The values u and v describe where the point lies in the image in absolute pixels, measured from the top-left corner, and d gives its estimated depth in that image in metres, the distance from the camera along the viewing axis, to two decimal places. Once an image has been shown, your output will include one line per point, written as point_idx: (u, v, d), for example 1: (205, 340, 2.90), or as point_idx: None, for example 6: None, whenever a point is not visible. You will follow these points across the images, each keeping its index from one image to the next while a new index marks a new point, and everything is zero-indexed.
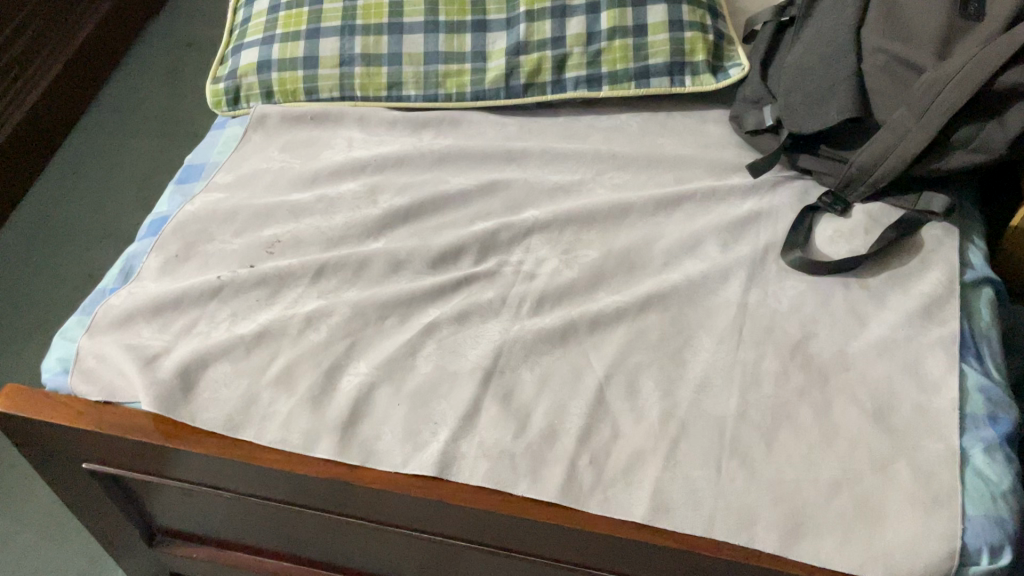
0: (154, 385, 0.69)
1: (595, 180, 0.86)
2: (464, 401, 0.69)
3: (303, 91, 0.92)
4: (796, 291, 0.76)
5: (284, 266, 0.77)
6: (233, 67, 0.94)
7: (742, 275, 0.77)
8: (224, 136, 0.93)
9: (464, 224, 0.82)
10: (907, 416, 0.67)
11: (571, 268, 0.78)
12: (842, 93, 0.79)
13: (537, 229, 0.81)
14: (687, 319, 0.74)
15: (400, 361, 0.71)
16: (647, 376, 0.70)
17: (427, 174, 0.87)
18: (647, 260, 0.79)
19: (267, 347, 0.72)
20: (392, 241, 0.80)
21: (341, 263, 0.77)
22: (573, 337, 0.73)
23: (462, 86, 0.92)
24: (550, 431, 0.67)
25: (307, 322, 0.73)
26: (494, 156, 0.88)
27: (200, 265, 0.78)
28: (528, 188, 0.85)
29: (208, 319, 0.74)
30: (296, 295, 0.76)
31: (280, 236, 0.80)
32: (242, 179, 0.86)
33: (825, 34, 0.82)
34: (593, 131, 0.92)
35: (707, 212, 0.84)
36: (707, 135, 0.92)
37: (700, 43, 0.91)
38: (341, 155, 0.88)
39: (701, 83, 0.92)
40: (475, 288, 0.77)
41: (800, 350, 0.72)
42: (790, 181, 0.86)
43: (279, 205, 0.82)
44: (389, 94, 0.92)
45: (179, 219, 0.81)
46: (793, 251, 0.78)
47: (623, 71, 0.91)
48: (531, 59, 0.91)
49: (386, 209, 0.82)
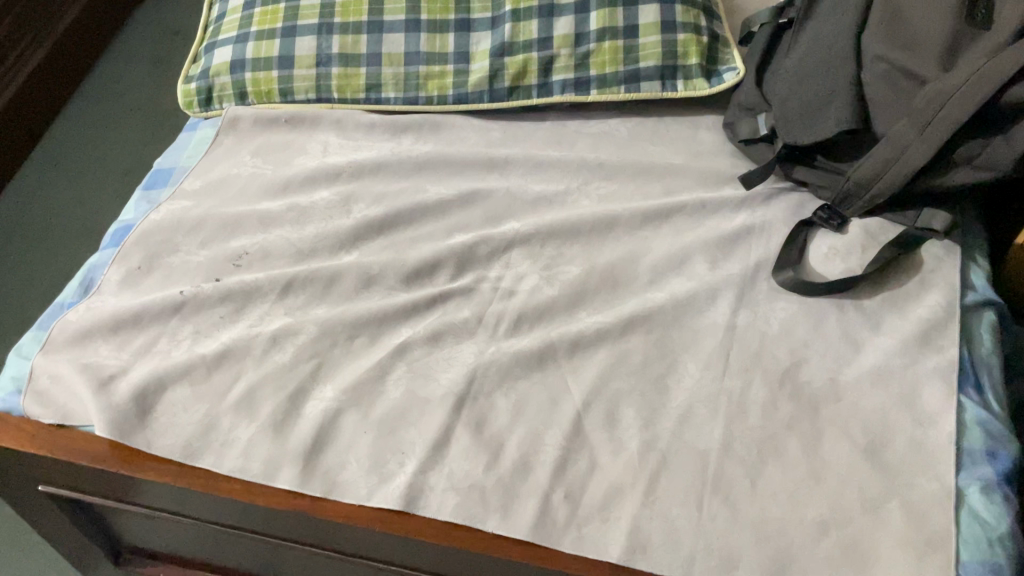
0: (109, 410, 0.66)
1: (581, 190, 0.83)
2: (434, 429, 0.65)
3: (278, 92, 0.88)
4: (788, 313, 0.72)
5: (251, 281, 0.73)
6: (206, 66, 0.90)
7: (731, 295, 0.74)
8: (195, 138, 0.89)
9: (442, 236, 0.78)
10: (900, 451, 0.64)
11: (552, 285, 0.75)
12: (840, 102, 0.75)
13: (518, 243, 0.78)
14: (672, 342, 0.71)
15: (369, 384, 0.68)
16: (628, 404, 0.67)
17: (404, 182, 0.83)
18: (631, 277, 0.75)
19: (230, 369, 0.69)
20: (365, 255, 0.76)
21: (310, 277, 0.74)
22: (552, 360, 0.69)
23: (444, 88, 0.88)
24: (523, 463, 0.64)
25: (272, 342, 0.70)
26: (475, 164, 0.84)
27: (163, 279, 0.75)
28: (509, 199, 0.81)
29: (170, 337, 0.71)
30: (262, 311, 0.72)
31: (248, 248, 0.76)
32: (211, 186, 0.82)
33: (825, 40, 0.78)
34: (580, 137, 0.88)
35: (697, 225, 0.80)
36: (699, 142, 0.87)
37: (693, 45, 0.87)
38: (316, 161, 0.84)
39: (694, 88, 0.88)
40: (451, 306, 0.73)
41: (790, 378, 0.68)
42: (785, 193, 0.82)
43: (248, 214, 0.79)
44: (367, 96, 0.88)
45: (143, 228, 0.78)
46: (785, 270, 0.75)
47: (612, 74, 0.87)
48: (516, 61, 0.86)
49: (360, 220, 0.78)
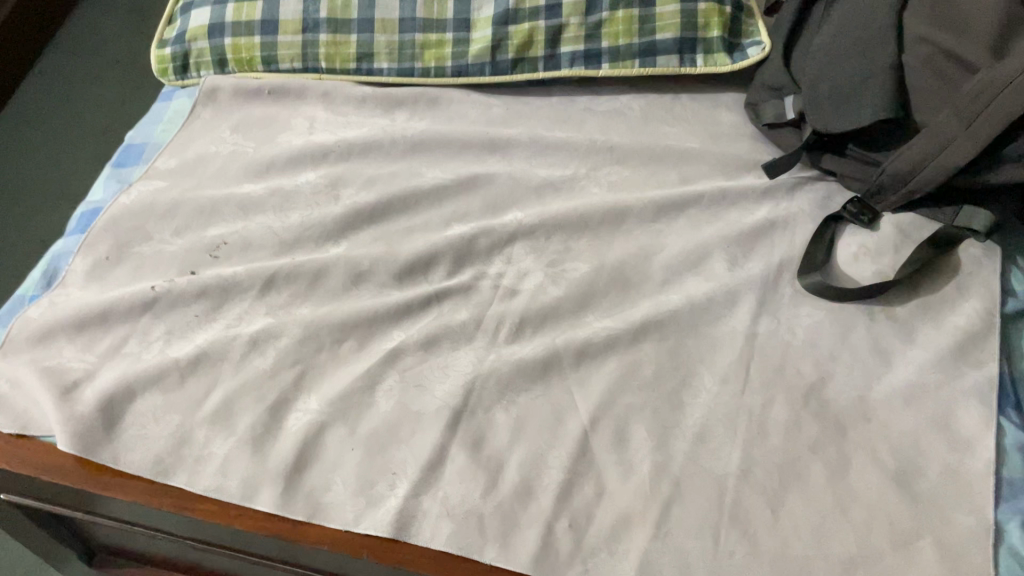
0: (72, 422, 0.60)
1: (590, 176, 0.76)
2: (428, 448, 0.60)
3: (260, 61, 0.81)
4: (812, 320, 0.67)
5: (228, 275, 0.67)
6: (181, 30, 0.82)
7: (752, 299, 0.68)
8: (170, 110, 0.82)
9: (438, 227, 0.72)
10: (934, 481, 0.59)
11: (557, 285, 0.69)
12: (877, 89, 0.68)
13: (520, 236, 0.71)
14: (686, 352, 0.65)
15: (356, 396, 0.62)
16: (639, 422, 0.61)
17: (398, 164, 0.76)
18: (644, 277, 0.69)
19: (206, 375, 0.63)
20: (355, 247, 0.70)
21: (293, 273, 0.68)
22: (557, 371, 0.64)
23: (442, 59, 0.80)
24: (524, 487, 0.58)
25: (252, 345, 0.64)
26: (475, 144, 0.77)
27: (133, 272, 0.68)
28: (512, 184, 0.75)
29: (140, 338, 0.65)
30: (242, 310, 0.66)
31: (226, 237, 0.70)
32: (187, 165, 0.75)
33: (860, 16, 0.71)
34: (588, 115, 0.81)
35: (715, 219, 0.73)
36: (718, 124, 0.80)
37: (716, 16, 0.79)
38: (301, 139, 0.77)
39: (714, 63, 0.81)
40: (447, 307, 0.67)
41: (815, 395, 0.63)
42: (811, 183, 0.76)
43: (226, 199, 0.72)
44: (357, 67, 0.81)
45: (112, 212, 0.71)
46: (812, 273, 0.68)
47: (626, 47, 0.80)
48: (521, 30, 0.79)
49: (349, 207, 0.71)
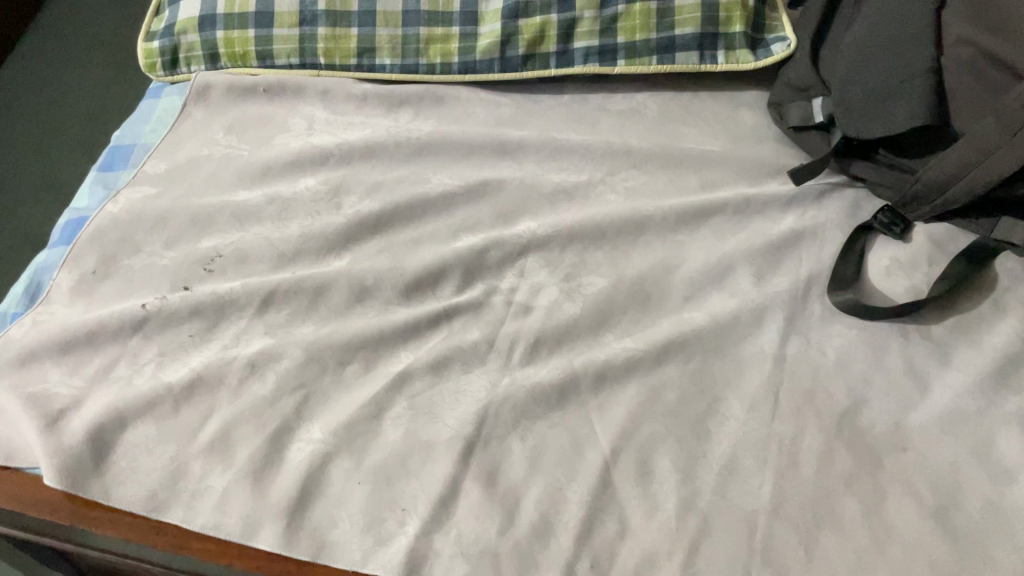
0: (59, 455, 0.56)
1: (606, 181, 0.72)
2: (440, 481, 0.56)
3: (254, 56, 0.76)
4: (843, 341, 0.63)
5: (225, 292, 0.63)
6: (169, 21, 0.77)
7: (780, 317, 0.64)
8: (159, 109, 0.77)
9: (446, 238, 0.68)
10: (975, 516, 0.56)
11: (573, 301, 0.65)
12: (914, 93, 0.64)
13: (533, 248, 0.67)
14: (712, 375, 0.61)
15: (363, 424, 0.58)
16: (663, 453, 0.58)
17: (402, 169, 0.72)
18: (665, 292, 0.66)
19: (202, 401, 0.59)
20: (358, 260, 0.66)
21: (294, 289, 0.64)
22: (575, 396, 0.60)
23: (448, 55, 0.76)
24: (543, 525, 0.55)
25: (250, 369, 0.60)
26: (484, 147, 0.73)
27: (121, 287, 0.64)
28: (524, 192, 0.71)
29: (130, 361, 0.61)
30: (239, 329, 0.62)
31: (221, 249, 0.66)
32: (177, 170, 0.71)
33: (896, 13, 0.67)
34: (603, 115, 0.77)
35: (738, 228, 0.69)
36: (740, 124, 0.76)
37: (738, 9, 0.74)
38: (299, 141, 0.73)
39: (736, 60, 0.76)
40: (458, 326, 0.63)
41: (848, 423, 0.59)
42: (839, 189, 0.72)
43: (221, 208, 0.68)
44: (358, 63, 0.76)
45: (98, 222, 0.67)
46: (843, 291, 0.65)
47: (643, 42, 0.75)
48: (532, 24, 0.74)
49: (351, 217, 0.67)
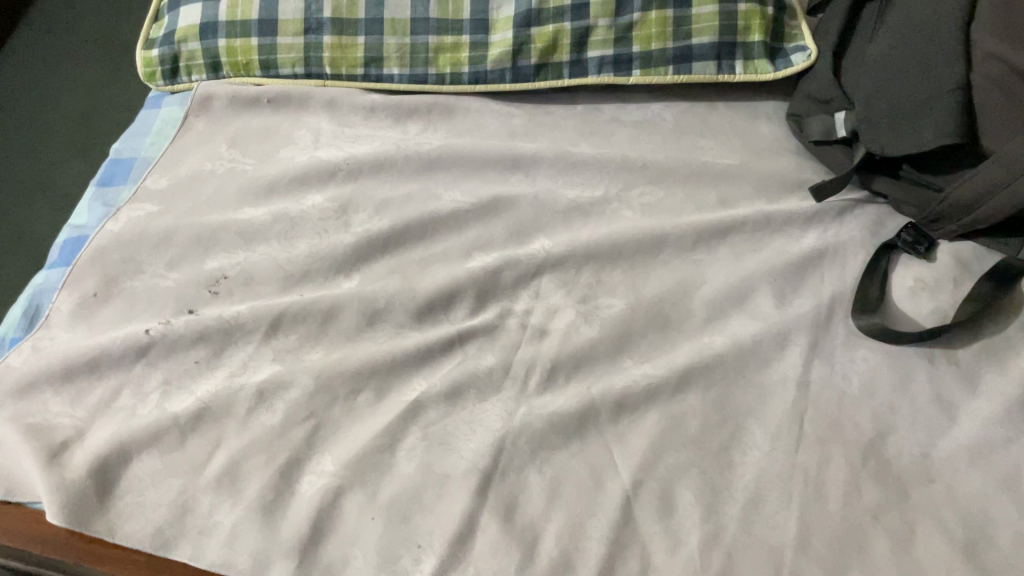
0: (62, 491, 0.54)
1: (621, 197, 0.70)
2: (456, 517, 0.54)
3: (258, 65, 0.74)
4: (868, 366, 0.61)
5: (231, 316, 0.61)
6: (169, 29, 0.75)
7: (803, 341, 0.62)
8: (159, 120, 0.75)
9: (458, 258, 0.66)
10: (1007, 552, 0.54)
11: (590, 324, 0.63)
12: (942, 109, 0.62)
13: (548, 268, 0.66)
14: (734, 403, 0.60)
15: (375, 457, 0.56)
16: (685, 485, 0.56)
17: (412, 184, 0.70)
18: (684, 315, 0.64)
19: (209, 433, 0.57)
20: (368, 281, 0.64)
21: (302, 313, 0.61)
22: (594, 425, 0.58)
23: (458, 64, 0.73)
24: (563, 562, 0.53)
25: (259, 398, 0.58)
26: (496, 161, 0.71)
27: (123, 311, 0.62)
28: (537, 208, 0.69)
29: (134, 390, 0.59)
30: (246, 355, 0.60)
31: (227, 270, 0.64)
32: (179, 185, 0.69)
33: (922, 27, 0.65)
34: (617, 126, 0.74)
35: (758, 247, 0.68)
36: (759, 136, 0.74)
37: (757, 18, 0.72)
38: (305, 155, 0.70)
39: (755, 70, 0.74)
40: (472, 351, 0.62)
41: (874, 454, 0.58)
42: (861, 206, 0.70)
43: (225, 226, 0.65)
44: (365, 72, 0.74)
45: (98, 242, 0.65)
46: (867, 314, 0.63)
47: (659, 51, 0.73)
48: (545, 32, 0.72)
49: (361, 236, 0.65)
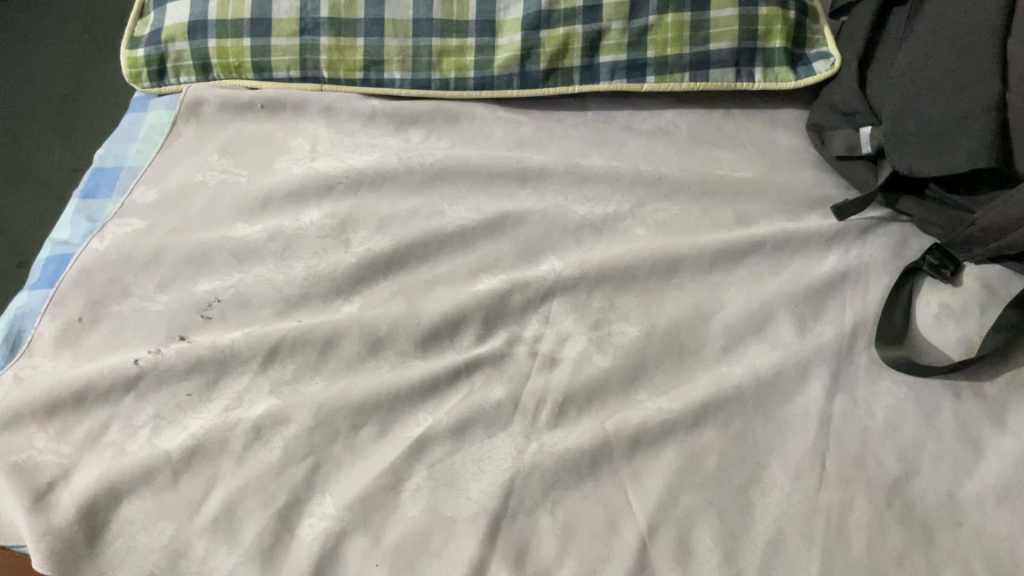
0: (48, 536, 0.51)
1: (634, 214, 0.67)
2: (463, 564, 0.52)
3: (250, 67, 0.70)
4: (893, 399, 0.59)
5: (225, 345, 0.58)
6: (155, 27, 0.70)
7: (825, 372, 0.60)
8: (146, 125, 0.71)
9: (464, 280, 0.62)
10: None
11: (603, 353, 0.60)
12: (976, 130, 0.58)
13: (558, 291, 0.62)
14: (754, 439, 0.57)
15: (378, 497, 0.53)
16: (703, 528, 0.53)
17: (415, 198, 0.66)
18: (701, 343, 0.61)
19: (202, 472, 0.54)
20: (370, 305, 0.61)
21: (301, 340, 0.58)
22: (607, 463, 0.56)
23: (463, 69, 0.70)
24: None
25: (256, 434, 0.55)
26: (503, 174, 0.67)
27: (111, 337, 0.59)
28: (547, 226, 0.65)
29: (123, 424, 0.56)
30: (242, 387, 0.57)
31: (220, 293, 0.60)
32: (169, 198, 0.65)
33: (954, 39, 0.61)
34: (630, 135, 0.71)
35: (778, 268, 0.65)
36: (777, 148, 0.71)
37: (778, 23, 0.69)
38: (301, 166, 0.67)
39: (775, 78, 0.71)
40: (479, 381, 0.59)
41: (900, 493, 0.55)
42: (884, 225, 0.67)
43: (218, 245, 0.62)
44: (365, 76, 0.70)
45: (83, 262, 0.61)
46: (892, 343, 0.60)
47: (674, 57, 0.69)
48: (555, 36, 0.68)
49: (362, 256, 0.62)
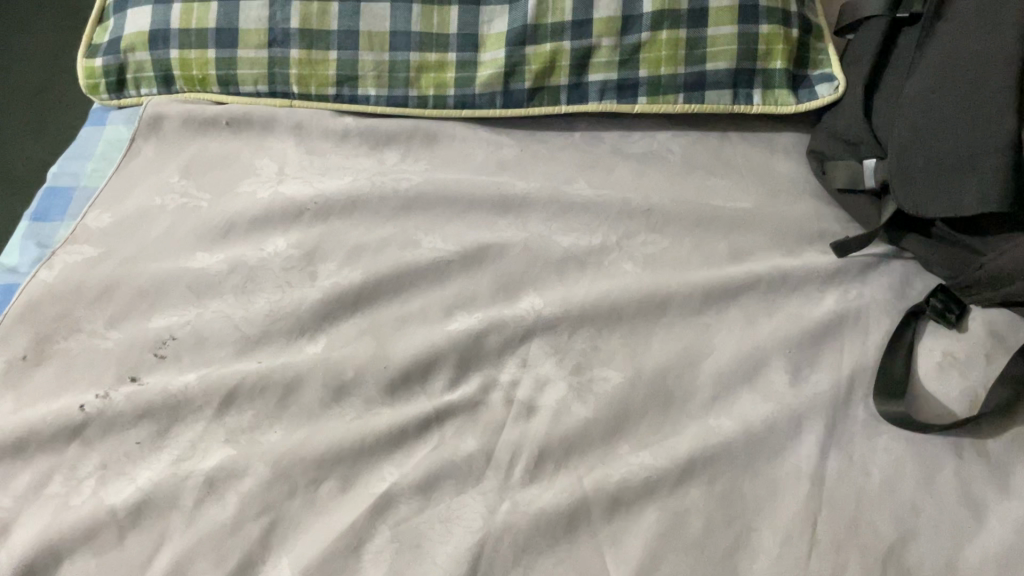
0: None
1: (622, 246, 0.63)
2: None
3: (215, 81, 0.66)
4: (891, 457, 0.55)
5: (179, 390, 0.54)
6: (114, 36, 0.66)
7: (820, 427, 0.56)
8: (103, 142, 0.67)
9: (438, 317, 0.59)
10: None
11: (583, 401, 0.56)
12: (985, 171, 0.54)
13: (538, 331, 0.59)
14: (742, 499, 0.53)
15: (336, 561, 0.50)
16: None
17: (389, 226, 0.62)
18: (688, 391, 0.57)
19: (150, 529, 0.50)
20: (337, 345, 0.57)
21: (260, 385, 0.55)
22: (584, 525, 0.52)
23: (442, 86, 0.66)
24: None
25: (208, 488, 0.51)
26: (484, 203, 0.63)
27: (57, 378, 0.55)
28: (528, 259, 0.61)
29: (67, 474, 0.52)
30: (196, 436, 0.53)
31: (175, 330, 0.56)
32: (125, 224, 0.61)
33: (969, 69, 0.56)
34: (619, 160, 0.67)
35: (772, 309, 0.61)
36: (776, 177, 0.67)
37: (779, 43, 0.64)
38: (267, 190, 0.63)
39: (776, 101, 0.66)
40: (450, 432, 0.55)
41: (897, 562, 0.51)
42: (885, 263, 0.63)
43: (175, 278, 0.58)
44: (338, 92, 0.66)
45: (29, 294, 0.57)
46: (892, 396, 0.57)
47: (669, 77, 0.65)
48: (542, 52, 0.64)
49: (329, 292, 0.58)
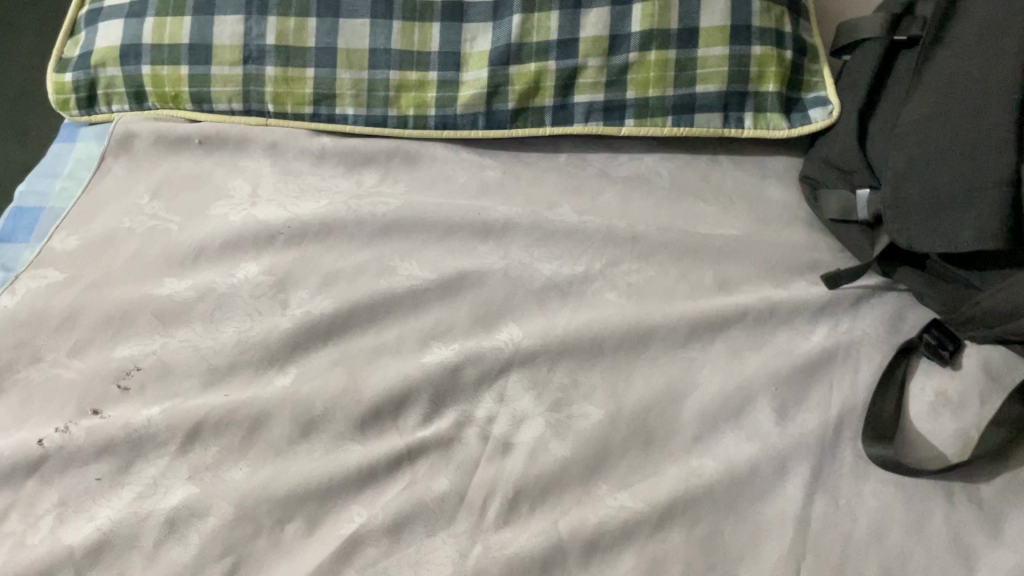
0: None
1: (605, 274, 0.61)
2: None
3: (188, 98, 0.64)
4: (880, 502, 0.53)
5: (142, 424, 0.52)
6: (86, 49, 0.65)
7: (806, 469, 0.54)
8: (74, 159, 0.65)
9: (413, 349, 0.57)
10: None
11: (561, 439, 0.54)
12: (985, 207, 0.52)
13: (516, 364, 0.57)
14: (725, 544, 0.51)
15: None
16: None
17: (366, 251, 0.60)
18: (671, 429, 0.55)
19: (106, 570, 0.49)
20: (307, 377, 0.55)
21: (226, 419, 0.53)
22: (559, 570, 0.50)
23: (422, 105, 0.64)
24: None
25: (168, 528, 0.50)
26: (464, 228, 0.61)
27: (17, 410, 0.54)
28: (508, 287, 0.59)
29: (24, 511, 0.50)
30: (159, 472, 0.51)
31: (140, 360, 0.55)
32: (91, 248, 0.60)
33: (968, 96, 0.54)
34: (605, 184, 0.65)
35: (760, 343, 0.59)
36: (767, 205, 0.65)
37: (772, 65, 0.62)
38: (239, 214, 0.61)
39: (767, 125, 0.64)
40: (422, 470, 0.53)
41: None
42: (879, 296, 0.61)
43: (141, 306, 0.57)
44: (315, 111, 0.64)
45: None
46: (882, 437, 0.54)
47: (657, 99, 0.63)
48: (525, 72, 0.62)
49: (300, 320, 0.56)
